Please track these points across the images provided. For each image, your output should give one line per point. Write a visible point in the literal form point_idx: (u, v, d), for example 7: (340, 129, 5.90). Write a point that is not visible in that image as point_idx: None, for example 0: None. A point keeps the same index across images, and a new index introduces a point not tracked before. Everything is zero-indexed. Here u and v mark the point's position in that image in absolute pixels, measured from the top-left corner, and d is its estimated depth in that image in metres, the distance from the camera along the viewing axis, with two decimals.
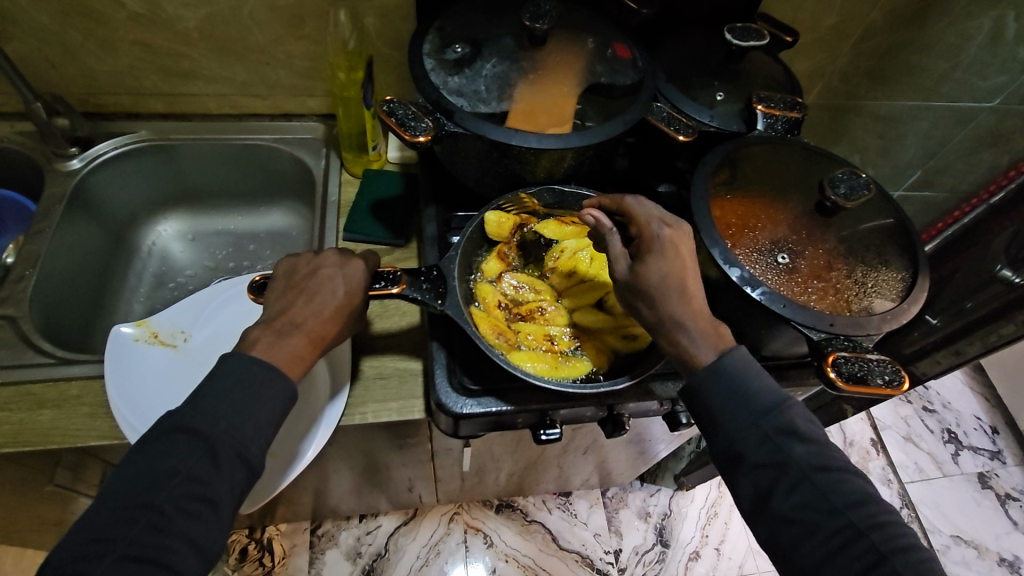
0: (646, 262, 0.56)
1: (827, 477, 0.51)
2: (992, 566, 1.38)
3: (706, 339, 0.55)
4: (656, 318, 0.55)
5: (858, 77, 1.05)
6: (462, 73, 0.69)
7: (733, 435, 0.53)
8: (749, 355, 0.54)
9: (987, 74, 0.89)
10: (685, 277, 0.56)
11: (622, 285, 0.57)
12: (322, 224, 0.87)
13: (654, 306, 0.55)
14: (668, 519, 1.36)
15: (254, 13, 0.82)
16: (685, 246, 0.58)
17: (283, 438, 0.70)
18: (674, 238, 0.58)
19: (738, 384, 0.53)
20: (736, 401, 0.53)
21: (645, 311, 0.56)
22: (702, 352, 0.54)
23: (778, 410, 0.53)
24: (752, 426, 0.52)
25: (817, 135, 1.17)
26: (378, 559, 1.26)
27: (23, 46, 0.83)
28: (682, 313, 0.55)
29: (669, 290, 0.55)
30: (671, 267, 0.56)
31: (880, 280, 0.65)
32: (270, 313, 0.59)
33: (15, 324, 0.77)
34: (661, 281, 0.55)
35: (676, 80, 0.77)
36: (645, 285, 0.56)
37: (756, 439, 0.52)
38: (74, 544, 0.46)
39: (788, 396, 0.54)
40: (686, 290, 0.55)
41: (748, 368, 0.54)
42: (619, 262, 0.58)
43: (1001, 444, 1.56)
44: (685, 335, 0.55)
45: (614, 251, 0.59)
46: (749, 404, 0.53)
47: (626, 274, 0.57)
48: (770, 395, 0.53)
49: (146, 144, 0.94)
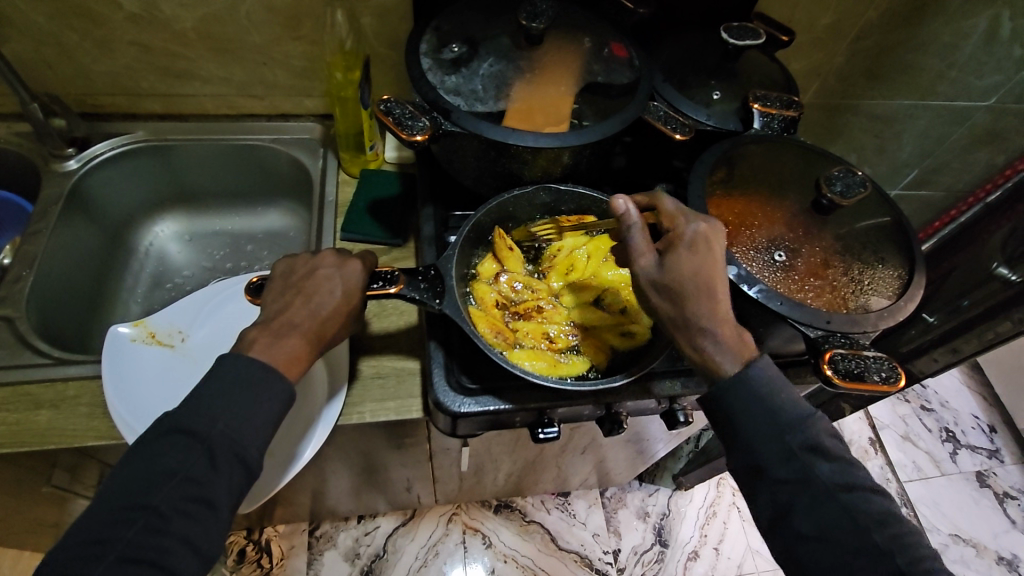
0: (676, 255, 0.56)
1: (819, 474, 0.51)
2: (990, 564, 1.38)
3: (731, 347, 0.54)
4: (681, 317, 0.54)
5: (854, 77, 1.03)
6: (458, 73, 0.69)
7: (745, 442, 0.53)
8: (776, 366, 0.54)
9: (983, 73, 0.90)
10: (716, 276, 0.55)
11: (646, 281, 0.56)
12: (320, 224, 0.87)
13: (681, 302, 0.54)
14: (667, 519, 1.36)
15: (251, 13, 0.82)
16: (717, 244, 0.57)
17: (281, 438, 0.70)
18: (707, 234, 0.57)
19: (766, 397, 0.53)
20: (762, 414, 0.53)
21: (668, 308, 0.55)
22: (725, 358, 0.54)
23: (803, 424, 0.53)
24: (778, 440, 0.52)
25: (816, 135, 1.16)
26: (377, 560, 1.25)
27: (20, 46, 0.83)
28: (710, 313, 0.54)
29: (698, 286, 0.54)
30: (701, 264, 0.55)
31: (876, 277, 0.65)
32: (268, 313, 0.59)
33: (12, 324, 0.77)
34: (690, 277, 0.55)
35: (673, 79, 0.77)
36: (673, 279, 0.55)
37: (778, 457, 0.52)
38: (71, 545, 0.46)
39: (812, 411, 0.54)
40: (715, 287, 0.55)
41: (777, 381, 0.54)
42: (643, 258, 0.57)
43: (998, 443, 1.56)
44: (711, 339, 0.54)
45: (638, 247, 0.57)
46: (775, 418, 0.53)
47: (652, 270, 0.56)
48: (796, 409, 0.53)
49: (143, 143, 0.93)
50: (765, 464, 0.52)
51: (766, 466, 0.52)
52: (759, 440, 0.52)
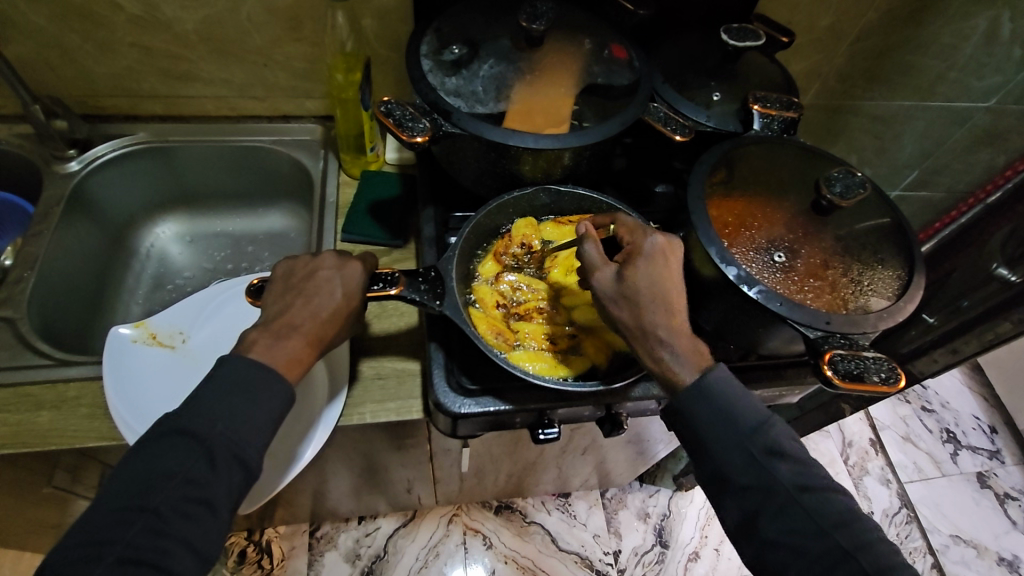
0: (634, 267, 0.57)
1: (809, 481, 0.52)
2: (991, 565, 1.37)
3: (689, 357, 0.54)
4: (638, 326, 0.55)
5: (854, 78, 1.05)
6: (459, 74, 0.70)
7: (720, 454, 0.53)
8: (731, 374, 0.54)
9: (983, 74, 0.90)
10: (672, 291, 0.56)
11: (604, 291, 0.57)
12: (321, 225, 0.87)
13: (637, 311, 0.55)
14: (667, 520, 1.36)
15: (251, 14, 0.82)
16: (673, 258, 0.59)
17: (282, 439, 0.70)
18: (665, 248, 0.59)
19: (725, 405, 0.53)
20: (723, 423, 0.53)
21: (626, 316, 0.55)
22: (684, 368, 0.54)
23: (761, 431, 0.53)
24: (738, 448, 0.52)
25: (814, 135, 1.18)
26: (378, 560, 1.25)
27: (22, 48, 0.84)
28: (667, 323, 0.55)
29: (655, 295, 0.55)
30: (659, 276, 0.56)
31: (876, 279, 0.65)
32: (268, 314, 0.59)
33: (14, 325, 0.77)
34: (649, 286, 0.56)
35: (672, 81, 0.78)
36: (632, 288, 0.56)
37: (743, 463, 0.52)
38: (70, 546, 0.46)
39: (771, 415, 0.54)
40: (671, 298, 0.56)
41: (735, 390, 0.54)
42: (601, 270, 0.58)
43: (999, 444, 1.56)
44: (667, 349, 0.54)
45: (596, 260, 0.58)
46: (734, 426, 0.53)
47: (610, 280, 0.57)
48: (751, 417, 0.53)
49: (144, 145, 0.94)
50: (739, 473, 0.52)
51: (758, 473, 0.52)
52: (745, 448, 0.52)
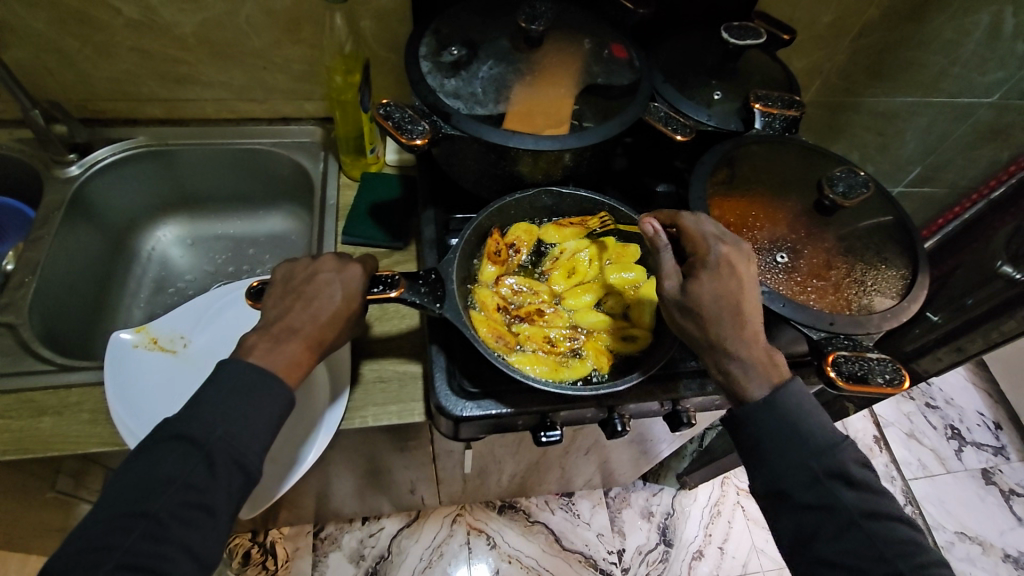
0: (698, 280, 0.55)
1: (809, 492, 0.52)
2: (997, 563, 1.37)
3: (759, 369, 0.53)
4: (706, 339, 0.54)
5: (856, 75, 1.02)
6: (458, 76, 0.69)
7: (780, 472, 0.53)
8: (806, 390, 0.54)
9: (986, 70, 0.92)
10: (740, 302, 0.54)
11: (671, 301, 0.56)
12: (321, 228, 0.87)
13: (705, 326, 0.54)
14: (671, 518, 1.36)
15: (251, 18, 0.82)
16: (741, 266, 0.56)
17: (283, 443, 0.70)
18: (732, 258, 0.56)
19: (793, 420, 0.53)
20: (790, 435, 0.53)
21: (694, 328, 0.55)
22: (753, 381, 0.53)
23: (830, 453, 0.52)
24: (802, 466, 0.52)
25: (816, 133, 1.15)
26: (382, 561, 1.26)
27: (21, 54, 0.84)
28: (737, 337, 0.53)
29: (726, 311, 0.54)
30: (726, 288, 0.55)
31: (880, 278, 0.65)
32: (268, 318, 0.59)
33: (14, 331, 0.77)
34: (714, 302, 0.54)
35: (673, 80, 0.77)
36: (698, 301, 0.54)
37: (804, 481, 0.52)
38: (68, 553, 0.46)
39: (842, 438, 0.53)
40: (742, 311, 0.54)
41: (807, 405, 0.53)
42: (669, 278, 0.57)
43: (1004, 439, 1.55)
44: (736, 362, 0.53)
45: (665, 267, 0.57)
46: (802, 443, 0.53)
47: (677, 291, 0.56)
48: (821, 436, 0.53)
49: (145, 149, 0.94)
50: None
51: (801, 487, 0.52)
52: (789, 460, 0.52)
